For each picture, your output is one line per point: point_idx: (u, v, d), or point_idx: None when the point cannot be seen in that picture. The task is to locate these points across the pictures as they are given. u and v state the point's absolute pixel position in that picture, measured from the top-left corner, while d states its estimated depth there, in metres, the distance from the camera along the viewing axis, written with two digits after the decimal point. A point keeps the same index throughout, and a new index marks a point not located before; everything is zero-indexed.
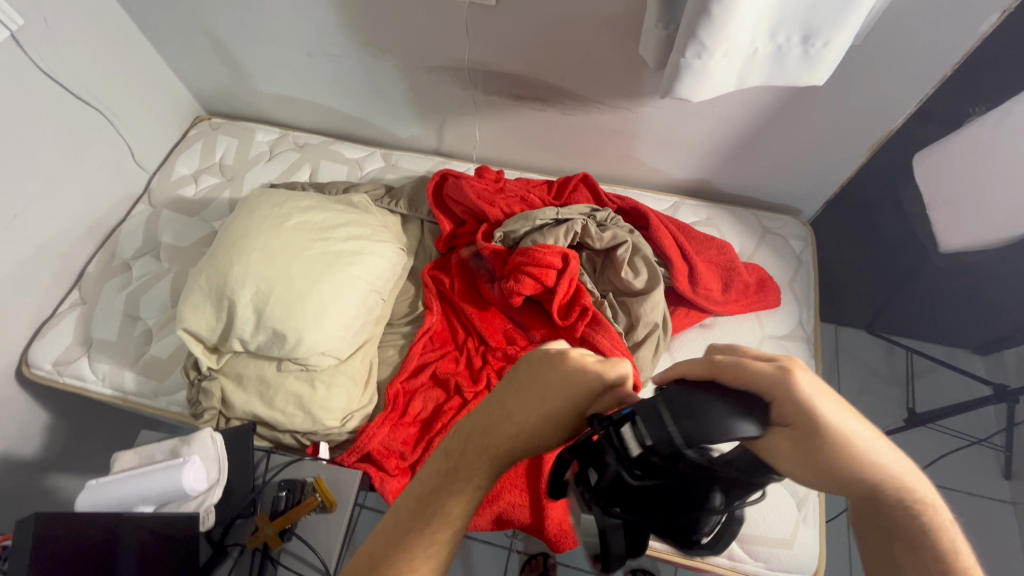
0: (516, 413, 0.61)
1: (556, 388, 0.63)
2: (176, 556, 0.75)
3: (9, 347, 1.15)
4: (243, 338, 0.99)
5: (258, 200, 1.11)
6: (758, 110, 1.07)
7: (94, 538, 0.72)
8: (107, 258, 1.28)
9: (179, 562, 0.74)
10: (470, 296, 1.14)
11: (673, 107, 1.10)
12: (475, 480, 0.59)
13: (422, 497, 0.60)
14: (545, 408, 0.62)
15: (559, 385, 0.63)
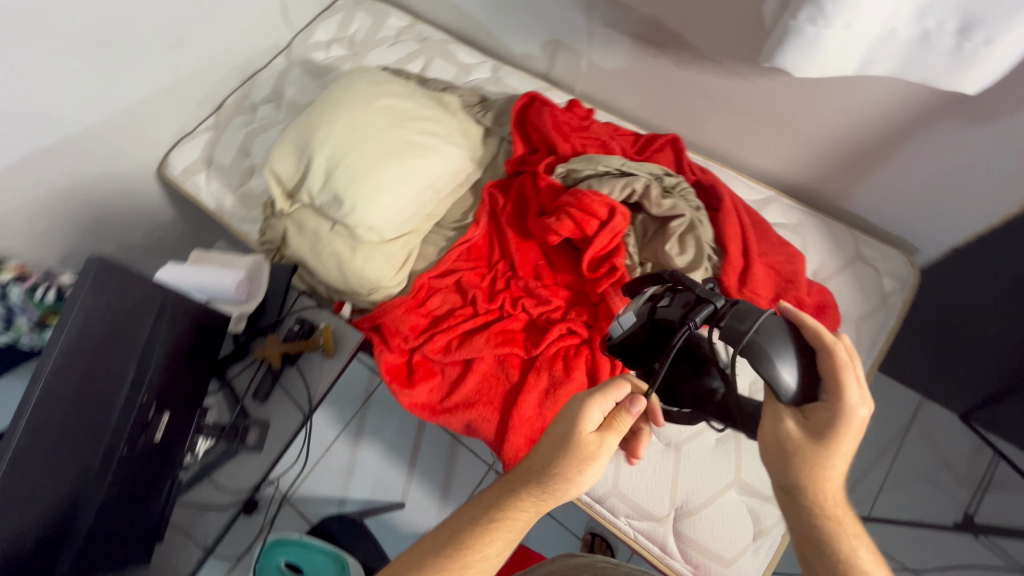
0: (539, 461, 0.70)
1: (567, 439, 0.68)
2: (200, 344, 0.88)
3: (156, 147, 1.41)
4: (310, 193, 1.12)
5: (361, 75, 1.21)
6: (896, 111, 0.92)
7: (138, 297, 0.76)
8: (242, 97, 1.48)
9: (201, 350, 0.89)
10: (516, 222, 1.16)
11: (796, 85, 0.98)
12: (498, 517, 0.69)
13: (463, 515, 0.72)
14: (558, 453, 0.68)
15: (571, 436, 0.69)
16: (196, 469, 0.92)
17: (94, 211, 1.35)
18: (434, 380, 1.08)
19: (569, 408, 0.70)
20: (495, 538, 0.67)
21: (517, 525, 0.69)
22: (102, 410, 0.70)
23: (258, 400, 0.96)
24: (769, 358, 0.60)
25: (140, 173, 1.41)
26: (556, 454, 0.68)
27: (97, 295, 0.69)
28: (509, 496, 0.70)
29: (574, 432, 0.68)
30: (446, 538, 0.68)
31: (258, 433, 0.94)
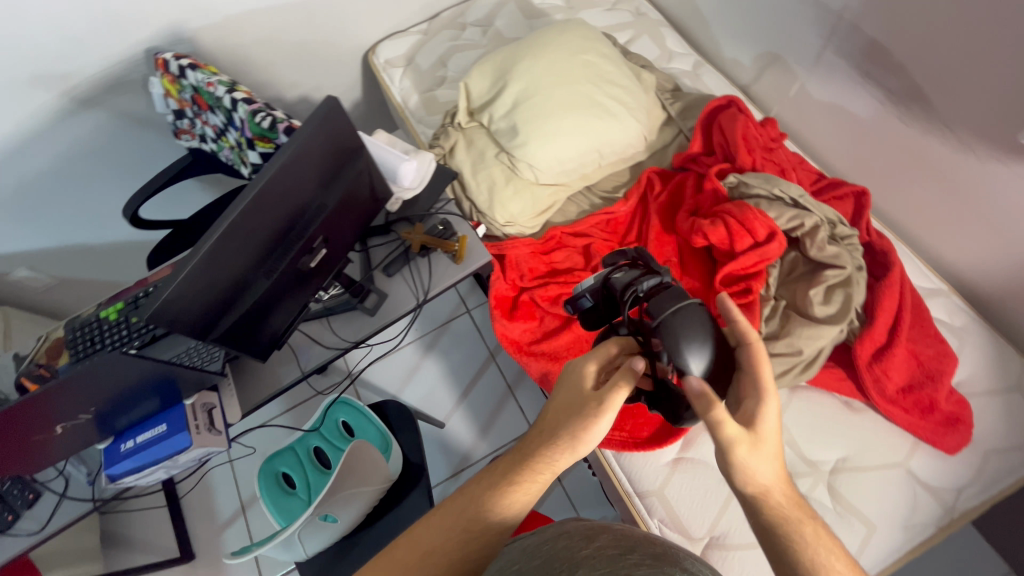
0: (550, 423, 0.71)
1: (570, 403, 0.70)
2: (361, 211, 0.96)
3: (372, 34, 1.56)
4: (492, 116, 1.19)
5: (577, 24, 1.24)
6: None
7: (341, 145, 0.84)
8: (457, 14, 1.58)
9: (362, 216, 0.97)
10: (663, 215, 1.16)
11: None
12: (514, 480, 0.68)
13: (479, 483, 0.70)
14: (565, 417, 0.70)
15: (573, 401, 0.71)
16: (319, 309, 1.03)
17: (306, 69, 1.55)
18: (531, 323, 1.13)
19: (570, 372, 0.74)
20: (514, 503, 0.67)
21: (534, 489, 0.68)
22: (282, 228, 0.81)
23: (386, 273, 1.06)
24: (683, 334, 0.70)
25: (351, 51, 1.57)
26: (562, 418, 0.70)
27: (318, 128, 0.79)
28: (525, 462, 0.70)
29: (575, 396, 0.70)
30: (462, 507, 0.67)
31: (375, 300, 1.04)
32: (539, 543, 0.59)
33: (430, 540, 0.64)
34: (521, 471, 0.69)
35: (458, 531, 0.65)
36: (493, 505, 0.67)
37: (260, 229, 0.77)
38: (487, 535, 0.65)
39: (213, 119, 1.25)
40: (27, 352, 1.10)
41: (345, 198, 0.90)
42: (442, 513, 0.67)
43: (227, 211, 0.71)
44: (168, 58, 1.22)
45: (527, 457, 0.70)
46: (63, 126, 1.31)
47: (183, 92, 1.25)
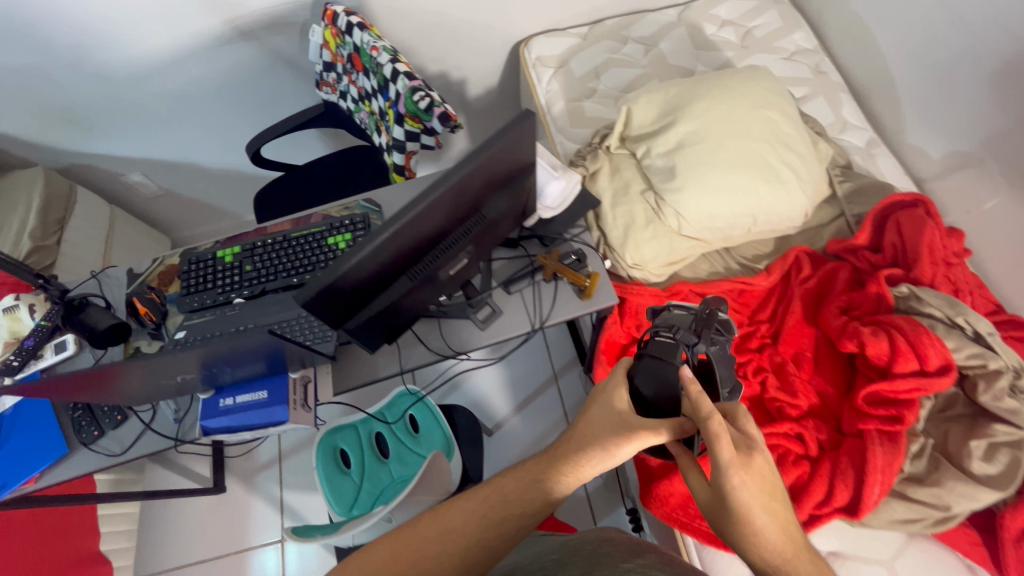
0: (574, 437, 0.76)
1: (597, 422, 0.76)
2: (508, 227, 0.91)
3: (530, 26, 1.49)
4: (650, 151, 1.11)
5: (765, 74, 1.13)
6: None
7: (515, 162, 0.79)
8: (621, 25, 1.49)
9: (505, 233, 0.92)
10: (808, 302, 1.07)
11: None
12: (532, 478, 0.73)
13: (503, 481, 0.74)
14: (588, 433, 0.75)
15: (600, 421, 0.76)
16: (432, 309, 0.98)
17: (455, 47, 1.50)
18: None
19: (601, 399, 0.80)
20: (528, 500, 0.71)
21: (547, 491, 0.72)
22: (438, 234, 0.76)
23: (506, 289, 1.00)
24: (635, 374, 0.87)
25: (504, 40, 1.51)
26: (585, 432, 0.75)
27: (506, 142, 0.73)
28: (545, 466, 0.74)
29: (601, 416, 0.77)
30: (483, 499, 0.72)
31: (488, 313, 0.99)
32: (584, 543, 0.74)
33: (459, 515, 0.71)
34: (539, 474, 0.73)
35: (483, 518, 0.70)
36: (516, 500, 0.71)
37: (425, 230, 0.72)
38: (505, 524, 0.69)
39: (363, 82, 1.22)
40: (141, 270, 1.11)
41: (501, 214, 0.85)
42: (473, 496, 0.73)
43: (405, 212, 0.67)
44: (338, 12, 1.17)
45: (553, 460, 0.73)
46: (218, 51, 1.34)
47: (342, 48, 1.21)
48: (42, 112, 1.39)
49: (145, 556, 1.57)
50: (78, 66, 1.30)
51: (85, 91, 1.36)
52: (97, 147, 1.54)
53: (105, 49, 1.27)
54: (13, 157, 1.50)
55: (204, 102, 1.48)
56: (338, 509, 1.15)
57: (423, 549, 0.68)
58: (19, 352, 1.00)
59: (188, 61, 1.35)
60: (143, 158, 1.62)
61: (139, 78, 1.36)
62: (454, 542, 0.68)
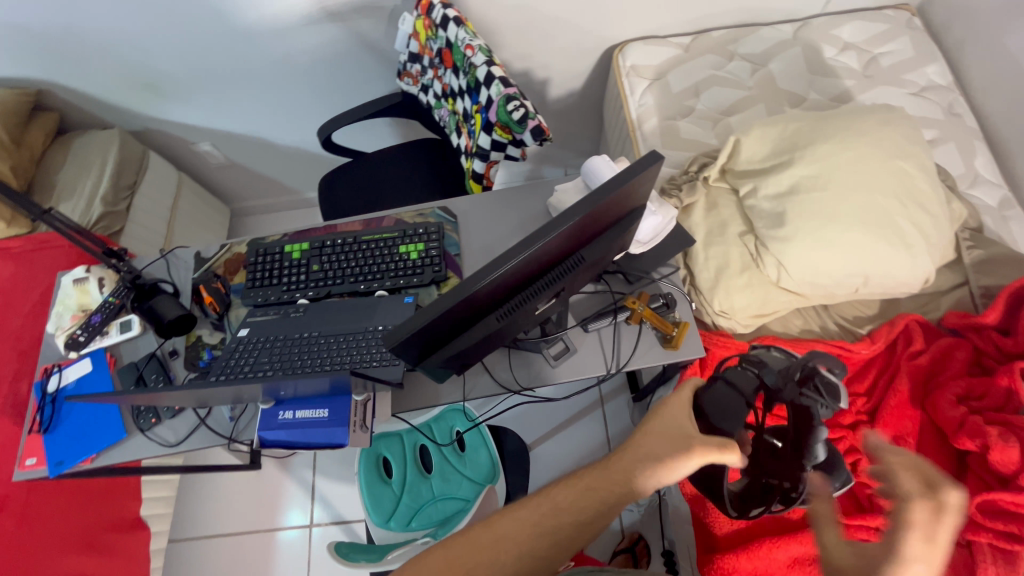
0: (627, 444, 0.64)
1: (659, 428, 0.62)
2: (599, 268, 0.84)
3: (628, 31, 1.38)
4: (757, 191, 1.01)
5: (899, 117, 1.01)
6: None
7: (626, 205, 0.71)
8: (728, 39, 1.36)
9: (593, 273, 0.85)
10: (915, 381, 0.95)
11: None
12: (583, 492, 0.63)
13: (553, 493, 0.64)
14: (644, 441, 0.62)
15: (662, 428, 0.62)
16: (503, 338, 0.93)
17: (544, 46, 1.41)
18: None
19: (666, 403, 0.65)
20: (576, 514, 0.62)
21: (597, 506, 0.61)
22: (531, 277, 0.69)
23: (583, 327, 0.93)
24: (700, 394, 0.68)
25: (597, 43, 1.41)
26: (641, 438, 0.63)
27: (625, 184, 0.64)
28: (595, 477, 0.63)
29: (663, 423, 0.63)
30: (533, 511, 0.63)
31: (561, 351, 0.92)
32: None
33: (509, 525, 0.63)
34: (588, 486, 0.63)
35: (535, 534, 0.61)
36: (571, 519, 0.61)
37: (520, 273, 0.66)
38: (555, 542, 0.61)
39: (451, 80, 1.15)
40: (208, 256, 1.08)
41: (598, 257, 0.77)
42: (528, 507, 0.64)
43: (505, 258, 0.61)
44: (435, 3, 1.10)
45: (606, 472, 0.62)
46: (303, 29, 1.29)
47: (433, 41, 1.14)
48: (125, 76, 1.38)
49: (180, 521, 1.61)
50: (165, 34, 1.28)
51: (169, 59, 1.35)
52: (172, 115, 1.53)
53: (195, 19, 1.25)
54: (93, 118, 1.51)
55: (281, 79, 1.44)
56: (375, 519, 1.13)
57: (467, 559, 0.60)
58: (86, 327, 1.01)
59: (272, 39, 1.32)
60: (215, 129, 1.60)
61: (221, 50, 1.33)
62: (501, 559, 0.60)
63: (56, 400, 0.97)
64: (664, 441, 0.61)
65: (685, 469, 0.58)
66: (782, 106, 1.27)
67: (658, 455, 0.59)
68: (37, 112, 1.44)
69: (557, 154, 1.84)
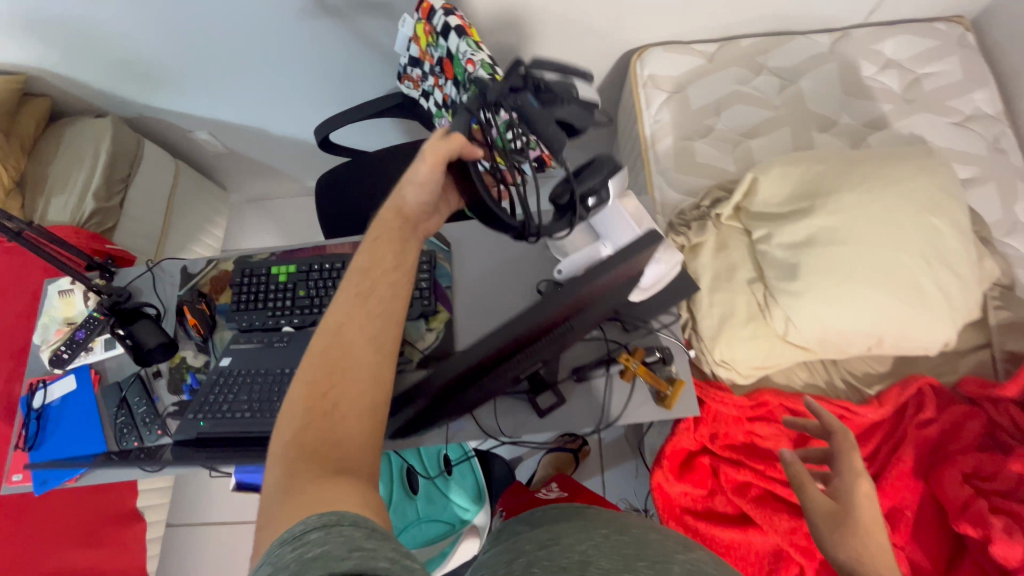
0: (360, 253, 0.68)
1: (386, 240, 0.69)
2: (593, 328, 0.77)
3: (650, 35, 1.27)
4: (772, 238, 0.94)
5: (935, 164, 0.92)
6: None
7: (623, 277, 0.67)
8: (757, 49, 1.25)
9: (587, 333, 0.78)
10: (920, 451, 0.91)
11: None
12: (368, 297, 0.63)
13: (336, 324, 0.61)
14: (382, 242, 0.69)
15: (386, 241, 0.69)
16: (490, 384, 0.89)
17: (556, 49, 1.31)
18: (698, 490, 0.95)
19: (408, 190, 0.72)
20: (372, 311, 0.62)
21: (378, 295, 0.64)
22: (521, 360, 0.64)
23: (574, 377, 0.89)
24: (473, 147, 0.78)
25: (615, 48, 1.31)
26: (379, 243, 0.69)
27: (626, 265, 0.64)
28: (359, 286, 0.64)
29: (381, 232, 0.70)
30: (326, 347, 0.60)
31: (551, 401, 0.88)
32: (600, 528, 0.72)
33: (330, 367, 0.58)
34: (358, 295, 0.64)
35: (351, 350, 0.59)
36: (372, 325, 0.61)
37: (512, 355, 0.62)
38: (368, 336, 0.60)
39: (452, 92, 1.07)
40: (195, 271, 1.05)
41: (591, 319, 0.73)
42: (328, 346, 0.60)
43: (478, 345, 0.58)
44: (436, 8, 1.00)
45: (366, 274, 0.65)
46: (299, 23, 1.21)
47: (434, 48, 1.05)
48: (117, 64, 1.32)
49: (179, 508, 1.66)
50: (157, 26, 1.22)
51: (162, 51, 1.29)
52: (167, 104, 1.47)
53: (188, 13, 1.18)
54: (86, 104, 1.46)
55: (277, 72, 1.36)
56: None
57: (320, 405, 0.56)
58: (70, 344, 0.98)
59: (268, 32, 1.24)
60: (211, 119, 1.54)
61: (214, 41, 1.26)
62: (347, 389, 0.57)
63: (41, 417, 0.96)
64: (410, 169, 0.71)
65: (429, 176, 0.71)
66: (809, 130, 1.17)
67: (411, 178, 0.72)
68: (28, 97, 1.39)
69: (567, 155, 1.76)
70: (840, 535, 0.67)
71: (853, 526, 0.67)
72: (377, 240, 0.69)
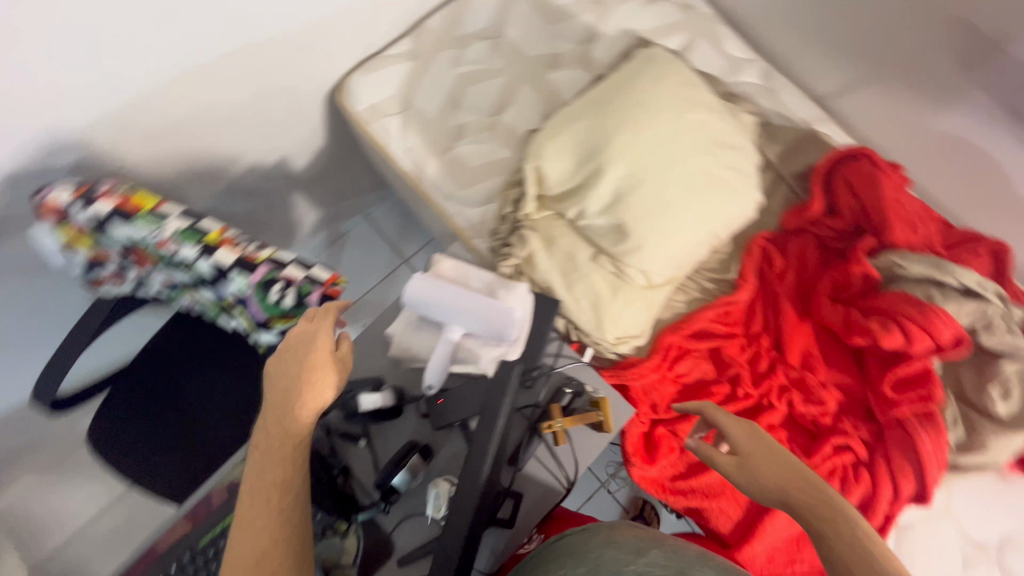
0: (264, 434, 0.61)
1: (285, 404, 0.62)
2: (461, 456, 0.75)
3: (341, 64, 1.10)
4: (585, 212, 0.90)
5: (662, 61, 0.94)
6: None
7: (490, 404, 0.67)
8: (448, 22, 1.15)
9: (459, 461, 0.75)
10: (792, 296, 1.00)
11: None
12: (279, 469, 0.59)
13: (246, 503, 0.58)
14: (279, 405, 0.62)
15: (284, 406, 0.62)
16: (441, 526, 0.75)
17: (256, 134, 1.08)
18: (671, 458, 0.96)
19: (289, 389, 0.62)
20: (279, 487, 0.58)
21: (283, 465, 0.59)
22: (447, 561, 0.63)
23: (515, 467, 0.80)
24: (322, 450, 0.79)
25: (314, 96, 1.12)
26: (272, 416, 0.62)
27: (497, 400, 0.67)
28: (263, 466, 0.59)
29: (284, 400, 0.62)
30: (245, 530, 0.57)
31: (510, 507, 0.79)
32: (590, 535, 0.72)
33: (253, 547, 0.56)
34: (269, 472, 0.58)
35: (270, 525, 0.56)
36: (285, 487, 0.58)
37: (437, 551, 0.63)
38: (283, 501, 0.58)
39: (169, 275, 0.82)
40: None
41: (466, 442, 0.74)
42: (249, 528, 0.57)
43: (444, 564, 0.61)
44: (69, 203, 0.73)
45: (264, 454, 0.60)
46: None
47: (105, 245, 0.78)
48: None
49: None
50: None
51: None
52: None
53: None
54: None
55: None
56: None
57: None
58: None
59: None
60: None
61: None
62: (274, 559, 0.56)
63: None
64: (297, 366, 0.63)
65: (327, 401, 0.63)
66: (544, 75, 1.13)
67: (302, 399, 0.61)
68: None
69: (344, 208, 1.55)
70: (766, 484, 0.61)
71: (768, 473, 0.62)
72: (274, 416, 0.62)
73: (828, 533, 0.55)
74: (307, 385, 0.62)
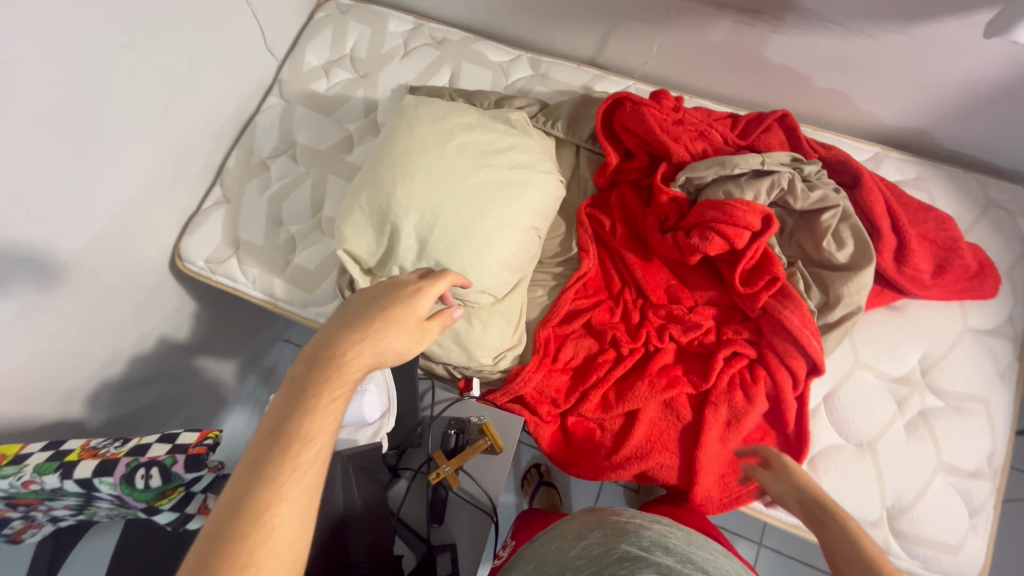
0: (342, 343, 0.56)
1: (369, 320, 0.59)
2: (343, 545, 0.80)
3: (167, 237, 1.18)
4: (404, 268, 0.94)
5: (413, 109, 1.01)
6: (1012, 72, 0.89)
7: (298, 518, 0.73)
8: (244, 156, 1.24)
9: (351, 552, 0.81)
10: (632, 244, 1.04)
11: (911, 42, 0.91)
12: (342, 397, 0.55)
13: (302, 411, 0.52)
14: (367, 323, 0.58)
15: (366, 323, 0.58)
16: None
17: (120, 333, 1.14)
18: (594, 439, 0.98)
19: (387, 307, 0.60)
20: (330, 408, 0.53)
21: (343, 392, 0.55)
22: None
23: (434, 523, 0.84)
24: None
25: (156, 273, 1.18)
26: (358, 326, 0.58)
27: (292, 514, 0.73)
28: (324, 378, 0.54)
29: (375, 317, 0.59)
30: (278, 447, 0.50)
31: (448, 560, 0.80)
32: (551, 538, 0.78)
33: (282, 467, 0.49)
34: (327, 390, 0.54)
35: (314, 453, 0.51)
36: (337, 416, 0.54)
37: None
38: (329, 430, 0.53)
39: (57, 505, 0.85)
40: None
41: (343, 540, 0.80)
42: (295, 451, 0.50)
43: None
44: None
45: (332, 358, 0.55)
46: None
47: None
48: None
49: None
50: None
51: None
52: None
53: None
54: None
55: None
56: None
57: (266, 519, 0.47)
58: None
59: None
60: None
61: None
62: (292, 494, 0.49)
63: None
64: (391, 300, 0.61)
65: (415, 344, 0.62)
66: (343, 160, 1.20)
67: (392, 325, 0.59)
68: None
69: (257, 346, 1.60)
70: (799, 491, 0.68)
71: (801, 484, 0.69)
72: (351, 325, 0.58)
73: (828, 530, 0.60)
74: (402, 319, 0.60)
